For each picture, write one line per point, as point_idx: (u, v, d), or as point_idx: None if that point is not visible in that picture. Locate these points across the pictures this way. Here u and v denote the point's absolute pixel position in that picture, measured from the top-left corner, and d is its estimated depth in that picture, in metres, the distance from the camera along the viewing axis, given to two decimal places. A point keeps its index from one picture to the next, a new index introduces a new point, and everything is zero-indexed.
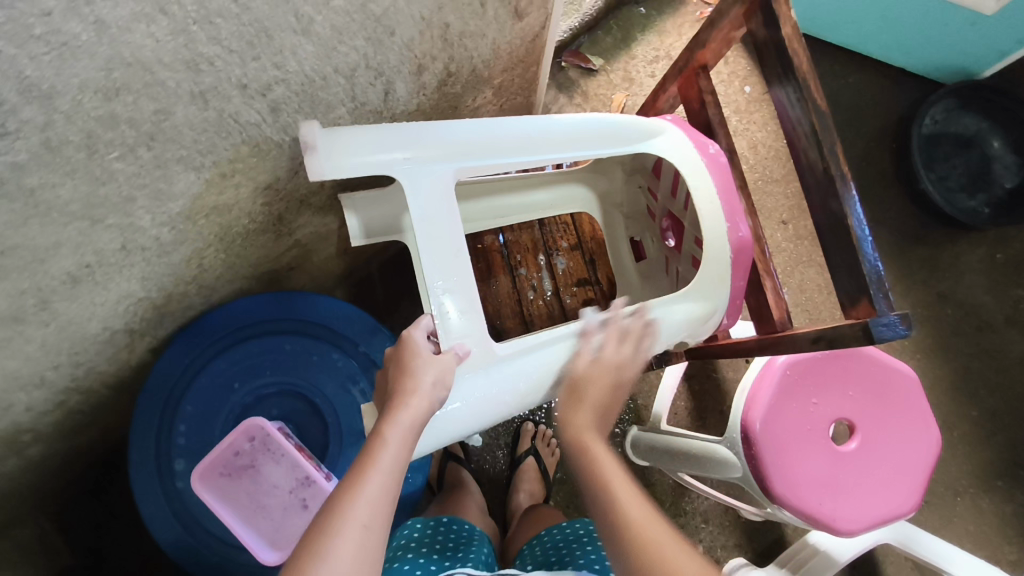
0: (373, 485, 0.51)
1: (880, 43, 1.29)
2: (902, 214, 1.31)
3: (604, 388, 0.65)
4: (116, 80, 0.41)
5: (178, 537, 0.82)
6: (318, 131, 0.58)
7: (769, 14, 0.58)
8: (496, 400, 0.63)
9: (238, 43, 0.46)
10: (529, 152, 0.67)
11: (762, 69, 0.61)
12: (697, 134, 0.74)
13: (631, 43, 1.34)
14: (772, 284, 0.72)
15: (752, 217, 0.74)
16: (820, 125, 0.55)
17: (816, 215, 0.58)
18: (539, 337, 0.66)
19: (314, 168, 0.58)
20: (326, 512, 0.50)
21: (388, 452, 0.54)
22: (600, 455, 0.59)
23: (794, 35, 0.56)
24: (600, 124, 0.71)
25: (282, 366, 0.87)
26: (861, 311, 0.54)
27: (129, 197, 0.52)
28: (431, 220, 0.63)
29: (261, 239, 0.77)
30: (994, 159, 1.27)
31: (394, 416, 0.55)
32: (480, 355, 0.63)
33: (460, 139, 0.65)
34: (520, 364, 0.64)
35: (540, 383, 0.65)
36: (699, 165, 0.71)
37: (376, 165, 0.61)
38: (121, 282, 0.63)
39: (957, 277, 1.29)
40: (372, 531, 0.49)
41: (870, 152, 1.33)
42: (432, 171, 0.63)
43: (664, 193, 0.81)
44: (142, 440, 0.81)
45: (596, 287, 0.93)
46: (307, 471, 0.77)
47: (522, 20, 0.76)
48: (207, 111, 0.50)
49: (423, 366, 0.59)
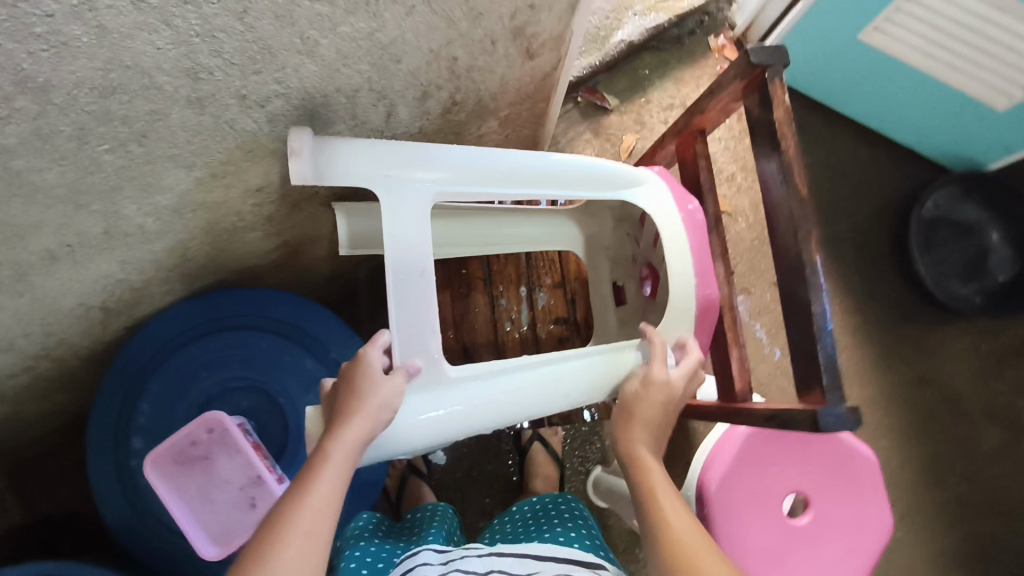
0: (315, 501, 0.51)
1: (891, 122, 1.30)
2: (893, 291, 1.32)
3: (654, 407, 0.65)
4: (113, 80, 0.43)
5: (125, 517, 0.82)
6: (306, 138, 0.58)
7: (763, 96, 0.60)
8: (441, 421, 0.64)
9: (240, 58, 0.47)
10: (511, 185, 0.68)
11: (755, 145, 0.62)
12: (682, 191, 0.76)
13: (647, 88, 1.35)
14: (738, 351, 0.73)
15: (728, 284, 0.75)
16: (798, 211, 0.56)
17: (782, 296, 0.59)
18: (493, 364, 0.67)
19: (297, 173, 0.58)
20: (269, 525, 0.50)
21: (331, 469, 0.54)
22: (656, 479, 0.60)
23: (785, 119, 0.57)
24: (594, 167, 0.72)
25: (252, 362, 0.87)
26: (814, 399, 0.55)
27: (116, 186, 0.53)
28: (402, 238, 0.63)
29: (249, 236, 0.78)
30: (992, 252, 1.27)
31: (339, 433, 0.56)
32: (430, 375, 0.64)
33: (444, 162, 0.65)
34: (469, 389, 0.65)
35: (487, 411, 0.66)
36: (675, 219, 0.73)
37: (356, 176, 0.62)
38: (101, 263, 0.64)
39: (940, 362, 1.30)
40: (310, 543, 0.50)
41: (868, 226, 1.34)
42: (412, 192, 0.64)
43: (647, 242, 0.82)
44: (103, 413, 0.82)
45: (572, 325, 0.94)
46: (259, 471, 0.76)
47: (533, 59, 0.77)
48: (202, 116, 0.51)
49: (375, 390, 0.59)
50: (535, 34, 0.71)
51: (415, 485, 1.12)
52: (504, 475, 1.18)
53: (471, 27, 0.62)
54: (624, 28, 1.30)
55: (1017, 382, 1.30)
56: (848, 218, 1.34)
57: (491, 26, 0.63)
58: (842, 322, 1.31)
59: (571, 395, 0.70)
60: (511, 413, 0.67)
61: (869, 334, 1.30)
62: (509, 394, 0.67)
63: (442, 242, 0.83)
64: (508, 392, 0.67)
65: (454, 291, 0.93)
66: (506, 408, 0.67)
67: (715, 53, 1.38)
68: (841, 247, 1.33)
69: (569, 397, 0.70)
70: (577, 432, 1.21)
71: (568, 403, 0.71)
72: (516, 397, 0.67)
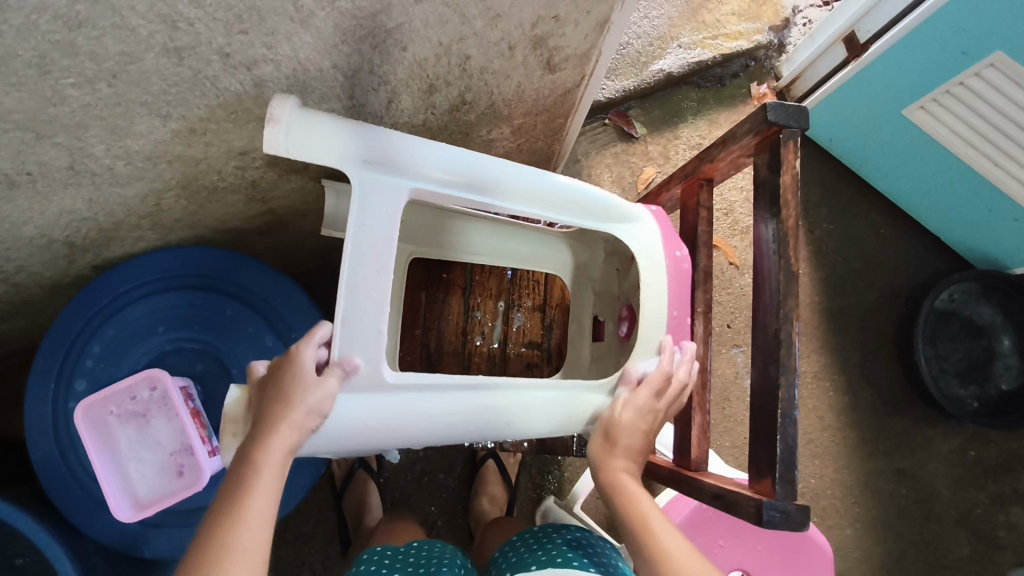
0: (255, 515, 0.50)
1: (920, 205, 1.25)
2: (889, 380, 1.28)
3: (638, 436, 0.65)
4: (80, 13, 0.40)
5: (50, 459, 0.78)
6: (292, 110, 0.55)
7: (775, 157, 0.58)
8: (368, 426, 0.61)
9: (224, 14, 0.44)
10: (493, 199, 0.66)
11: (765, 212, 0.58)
12: (671, 232, 0.74)
13: (679, 123, 1.31)
14: (701, 420, 0.71)
15: (705, 346, 0.73)
16: (784, 286, 0.55)
17: (754, 375, 0.59)
18: (436, 377, 0.63)
19: (270, 142, 0.56)
20: (208, 540, 0.49)
21: (266, 478, 0.53)
22: (631, 487, 0.62)
23: (791, 185, 0.57)
24: (589, 195, 0.70)
25: (212, 326, 0.84)
26: (764, 487, 0.55)
27: (83, 123, 0.51)
28: (368, 229, 0.60)
29: (231, 198, 0.75)
30: (999, 357, 1.22)
31: (267, 441, 0.54)
32: (369, 374, 0.60)
33: (428, 160, 0.63)
34: (405, 397, 0.62)
35: (421, 424, 0.63)
36: (659, 260, 0.72)
37: (332, 158, 0.59)
38: (65, 198, 0.61)
39: (923, 459, 1.25)
40: (251, 557, 0.49)
41: (876, 307, 1.29)
42: (385, 185, 0.61)
43: (629, 284, 0.79)
44: (51, 350, 0.78)
45: (544, 352, 0.91)
46: (191, 440, 0.74)
47: (554, 73, 0.74)
48: (180, 67, 0.48)
49: (305, 395, 0.56)
50: (557, 46, 0.68)
51: (361, 480, 1.09)
52: (455, 488, 1.15)
53: (486, 27, 0.59)
54: (665, 58, 1.27)
55: (1000, 496, 1.25)
56: (858, 296, 1.29)
57: (509, 30, 0.60)
58: (832, 401, 1.26)
59: (514, 425, 0.67)
60: (447, 429, 0.64)
61: (856, 419, 1.26)
62: (449, 411, 0.64)
63: (427, 242, 0.83)
64: (447, 408, 0.64)
65: (430, 292, 0.90)
66: (442, 423, 0.64)
67: (754, 100, 1.34)
68: (844, 324, 1.28)
69: (512, 425, 0.67)
70: (536, 460, 1.17)
71: (513, 431, 0.67)
72: (455, 415, 0.64)
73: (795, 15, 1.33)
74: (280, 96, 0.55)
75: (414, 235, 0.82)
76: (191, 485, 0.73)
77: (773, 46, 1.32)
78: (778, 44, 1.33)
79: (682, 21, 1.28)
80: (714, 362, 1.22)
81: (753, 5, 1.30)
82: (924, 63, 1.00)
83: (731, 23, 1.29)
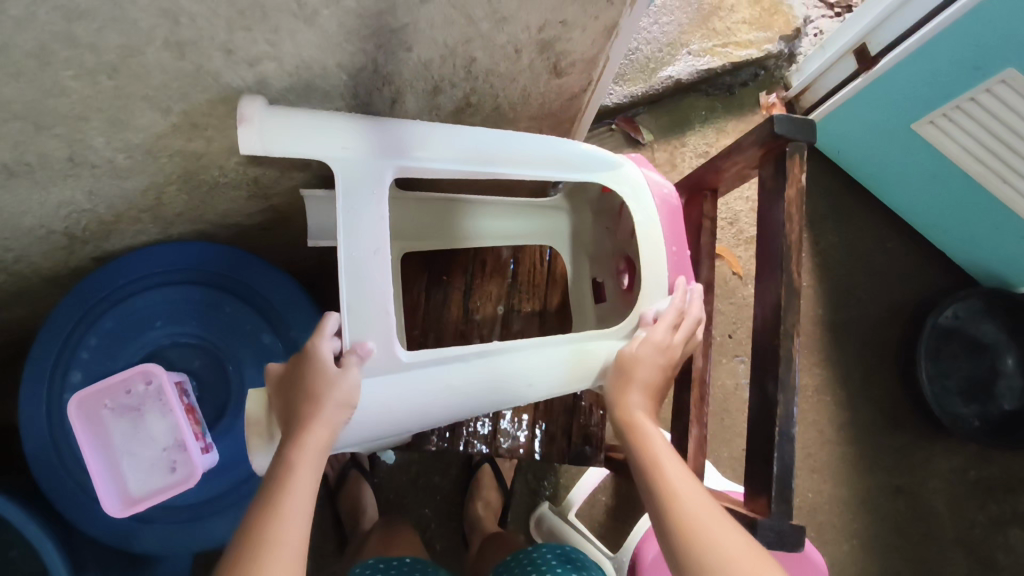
0: (293, 510, 0.50)
1: (928, 219, 1.24)
2: (891, 396, 1.27)
3: (653, 369, 0.65)
4: (81, 5, 0.39)
5: (43, 450, 0.78)
6: (258, 108, 0.55)
7: (780, 170, 0.57)
8: (391, 409, 0.59)
9: (227, 10, 0.44)
10: (502, 165, 0.66)
11: (769, 225, 0.58)
12: (656, 176, 0.74)
13: (686, 130, 1.31)
14: (698, 432, 0.71)
15: (706, 357, 0.73)
16: (786, 301, 0.55)
17: (753, 392, 0.58)
18: (447, 351, 0.62)
19: (246, 144, 0.55)
20: (249, 540, 0.48)
21: (303, 474, 0.52)
22: (646, 429, 0.60)
23: (795, 199, 0.56)
24: (581, 153, 0.69)
25: (208, 322, 0.83)
26: (757, 506, 0.55)
27: (83, 115, 0.50)
28: (358, 212, 0.58)
29: (232, 194, 0.75)
30: (1002, 376, 1.21)
31: (300, 439, 0.53)
32: (382, 357, 0.58)
33: (422, 133, 0.62)
34: (425, 375, 0.60)
35: (441, 397, 0.61)
36: (650, 205, 0.71)
37: (309, 150, 0.57)
38: (65, 190, 0.61)
39: (922, 477, 1.24)
40: (292, 550, 0.48)
41: (880, 321, 1.28)
42: (376, 164, 0.60)
43: (624, 234, 0.79)
44: (48, 340, 0.77)
45: (545, 327, 0.91)
46: (184, 437, 0.74)
47: (560, 77, 0.73)
48: (181, 62, 0.48)
49: (332, 389, 0.55)
50: (564, 51, 0.67)
51: (355, 482, 1.07)
52: (450, 491, 1.15)
53: (493, 30, 0.58)
54: (673, 65, 1.26)
55: (999, 517, 1.23)
56: (861, 311, 1.28)
57: (516, 33, 0.60)
58: (832, 416, 1.25)
59: (536, 384, 0.65)
60: (468, 400, 0.63)
61: (855, 434, 1.25)
62: (469, 380, 0.62)
63: (427, 233, 0.83)
64: (466, 379, 0.62)
65: (429, 291, 0.90)
66: (465, 393, 0.62)
67: (763, 110, 1.33)
68: (847, 337, 1.27)
69: (534, 385, 0.65)
70: (532, 466, 1.16)
71: (533, 393, 0.66)
72: (474, 385, 0.63)
73: (807, 25, 1.31)
74: (245, 98, 0.54)
75: (412, 226, 0.82)
76: (183, 482, 0.73)
77: (783, 55, 1.31)
78: (788, 54, 1.32)
79: (691, 28, 1.27)
80: (714, 372, 1.21)
81: (764, 14, 1.29)
82: (935, 78, 0.99)
83: (742, 32, 1.28)
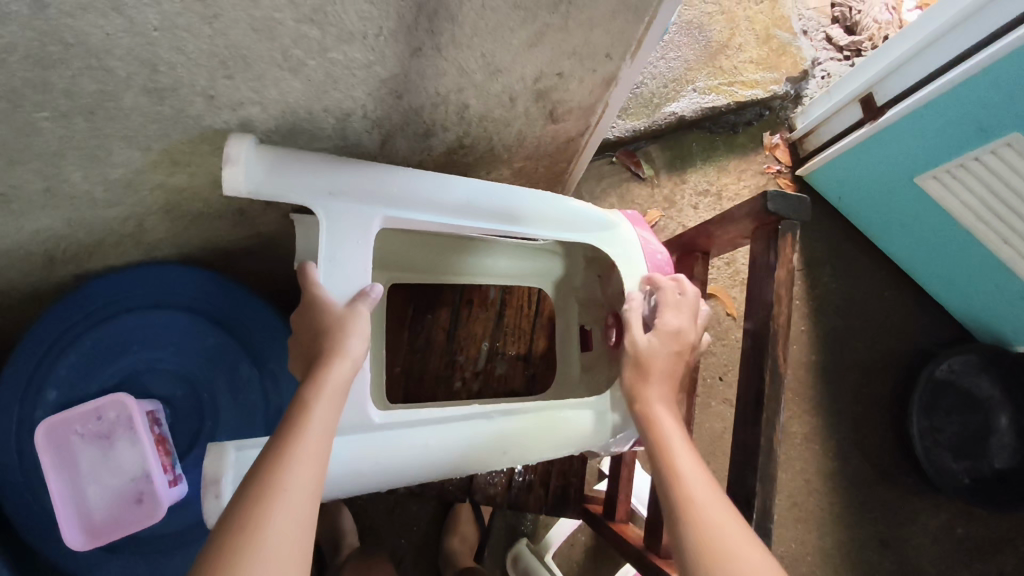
0: (315, 423, 0.49)
1: (928, 272, 1.22)
2: (882, 447, 1.25)
3: (668, 357, 0.62)
4: (52, 54, 0.38)
5: (8, 470, 0.76)
6: (247, 149, 0.52)
7: (771, 248, 0.57)
8: (362, 473, 0.56)
9: (207, 60, 0.43)
10: (492, 222, 0.64)
11: (754, 300, 0.58)
12: (649, 237, 0.73)
13: (688, 167, 1.29)
14: None
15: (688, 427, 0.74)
16: (770, 388, 0.54)
17: (730, 476, 0.56)
18: (425, 413, 0.59)
19: (229, 184, 0.52)
20: (269, 451, 0.47)
21: (322, 410, 0.50)
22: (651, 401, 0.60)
23: (786, 280, 0.56)
24: (576, 212, 0.68)
25: (189, 350, 0.81)
26: None
27: (60, 152, 0.49)
28: (339, 265, 0.57)
29: (218, 222, 0.74)
30: (994, 433, 1.18)
31: (326, 363, 0.52)
32: (354, 417, 0.55)
33: (410, 184, 0.60)
34: (396, 436, 0.57)
35: (416, 461, 0.58)
36: (642, 269, 0.71)
37: (297, 193, 0.55)
38: (42, 217, 0.59)
39: (908, 534, 1.23)
40: (311, 462, 0.47)
41: (874, 372, 1.27)
42: (361, 210, 0.58)
43: (614, 291, 0.78)
44: (25, 356, 0.75)
45: (530, 370, 0.90)
46: (150, 472, 0.72)
47: (556, 123, 0.72)
48: (161, 106, 0.47)
49: (353, 317, 0.55)
50: (560, 100, 0.66)
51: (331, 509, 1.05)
52: (428, 524, 1.13)
53: (486, 80, 0.57)
54: (678, 101, 1.25)
55: None
56: (855, 359, 1.27)
57: (511, 83, 0.59)
58: (821, 465, 1.23)
59: (512, 450, 0.62)
60: (440, 465, 0.59)
61: (844, 485, 1.23)
62: (442, 444, 0.59)
63: (414, 267, 0.81)
64: (441, 442, 0.59)
65: (412, 329, 0.88)
66: (440, 459, 0.59)
67: (766, 150, 1.32)
68: (840, 385, 1.26)
69: (510, 452, 0.62)
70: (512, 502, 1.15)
71: (508, 460, 0.62)
72: (446, 451, 0.59)
73: (815, 67, 1.31)
74: (232, 137, 0.52)
75: (401, 258, 0.80)
76: (147, 516, 0.72)
77: (790, 96, 1.31)
78: (794, 95, 1.31)
79: (698, 65, 1.26)
80: (703, 415, 1.19)
81: (772, 54, 1.28)
82: (941, 134, 0.98)
83: (749, 71, 1.27)
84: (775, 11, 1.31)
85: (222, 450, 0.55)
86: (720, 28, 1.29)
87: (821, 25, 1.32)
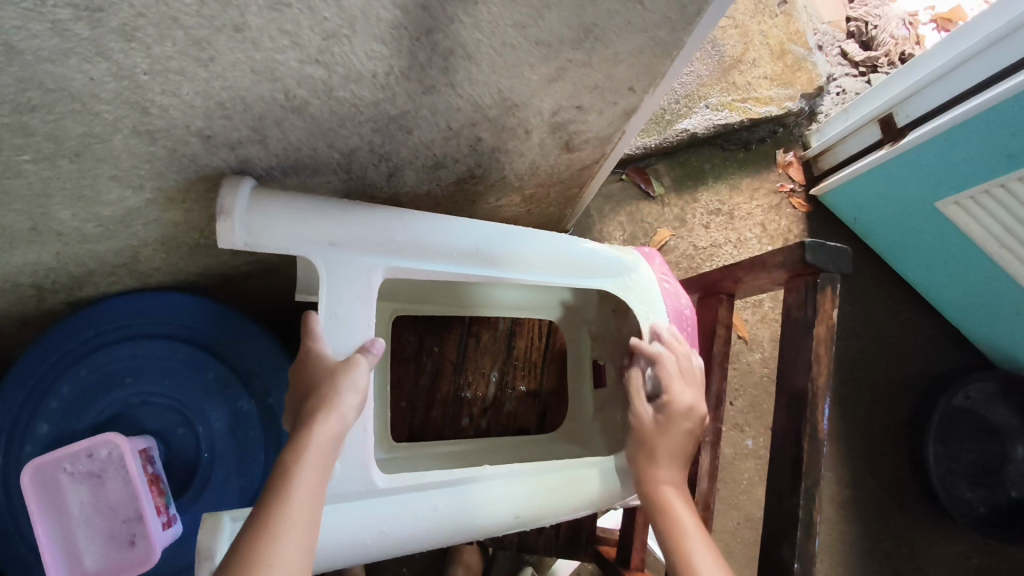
0: (302, 492, 0.46)
1: (946, 296, 1.19)
2: (895, 475, 1.22)
3: (677, 438, 0.61)
4: (32, 99, 0.35)
5: None
6: (242, 197, 0.50)
7: (807, 305, 0.57)
8: (367, 544, 0.53)
9: (203, 102, 0.39)
10: (504, 269, 0.61)
11: (780, 360, 0.60)
12: (671, 280, 0.71)
13: (700, 185, 1.26)
14: None
15: (710, 481, 0.70)
16: (807, 453, 0.54)
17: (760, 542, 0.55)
18: (433, 474, 0.56)
19: (225, 235, 0.50)
20: (251, 524, 0.44)
21: (307, 475, 0.46)
22: (680, 519, 0.57)
23: (824, 338, 0.56)
24: (590, 255, 0.65)
25: (188, 383, 0.76)
26: None
27: (44, 193, 0.46)
28: (341, 318, 0.54)
29: (215, 252, 0.70)
30: (1011, 462, 1.14)
31: (312, 423, 0.49)
32: (358, 481, 0.52)
33: (416, 232, 0.56)
34: (402, 501, 0.54)
35: (422, 529, 0.55)
36: (662, 312, 0.68)
37: (295, 244, 0.52)
38: (29, 253, 0.56)
39: (922, 565, 1.20)
40: (296, 535, 0.44)
41: (889, 399, 1.24)
42: (363, 261, 0.54)
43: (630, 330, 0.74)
44: (15, 386, 0.71)
45: (540, 405, 0.87)
46: (143, 513, 0.68)
47: (572, 152, 0.68)
48: (153, 147, 0.43)
49: (345, 369, 0.51)
50: (577, 131, 0.62)
51: None
52: (430, 553, 1.09)
53: (502, 115, 0.54)
54: (690, 118, 1.21)
55: None
56: (870, 383, 1.23)
57: (527, 117, 0.55)
58: (835, 492, 1.20)
59: (523, 514, 0.59)
60: (446, 533, 0.56)
61: (857, 513, 1.20)
62: (451, 508, 0.55)
63: (423, 298, 0.79)
64: (448, 507, 0.55)
65: (419, 363, 0.86)
66: (448, 526, 0.55)
67: (779, 168, 1.28)
68: (853, 411, 1.22)
69: (521, 516, 0.59)
70: None
71: (519, 524, 0.59)
72: (453, 517, 0.55)
73: (830, 83, 1.27)
74: (229, 180, 0.50)
75: (412, 292, 0.78)
76: (140, 561, 0.68)
77: (804, 113, 1.27)
78: (809, 112, 1.28)
79: (711, 81, 1.23)
80: None
81: (787, 70, 1.25)
82: (965, 159, 0.94)
83: (763, 87, 1.24)
84: (790, 25, 1.27)
85: (217, 520, 0.52)
86: (733, 43, 1.25)
87: (836, 40, 1.29)
